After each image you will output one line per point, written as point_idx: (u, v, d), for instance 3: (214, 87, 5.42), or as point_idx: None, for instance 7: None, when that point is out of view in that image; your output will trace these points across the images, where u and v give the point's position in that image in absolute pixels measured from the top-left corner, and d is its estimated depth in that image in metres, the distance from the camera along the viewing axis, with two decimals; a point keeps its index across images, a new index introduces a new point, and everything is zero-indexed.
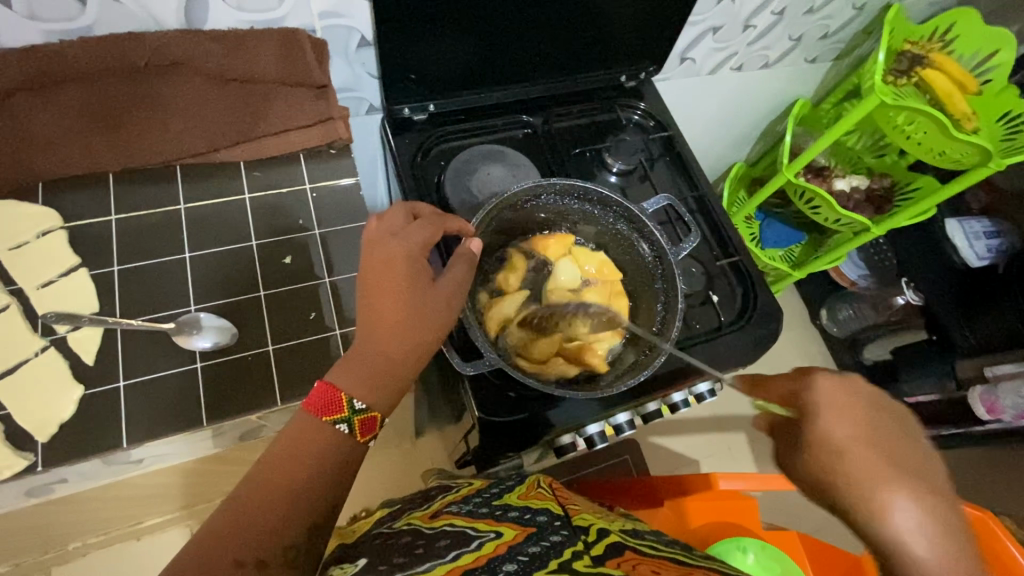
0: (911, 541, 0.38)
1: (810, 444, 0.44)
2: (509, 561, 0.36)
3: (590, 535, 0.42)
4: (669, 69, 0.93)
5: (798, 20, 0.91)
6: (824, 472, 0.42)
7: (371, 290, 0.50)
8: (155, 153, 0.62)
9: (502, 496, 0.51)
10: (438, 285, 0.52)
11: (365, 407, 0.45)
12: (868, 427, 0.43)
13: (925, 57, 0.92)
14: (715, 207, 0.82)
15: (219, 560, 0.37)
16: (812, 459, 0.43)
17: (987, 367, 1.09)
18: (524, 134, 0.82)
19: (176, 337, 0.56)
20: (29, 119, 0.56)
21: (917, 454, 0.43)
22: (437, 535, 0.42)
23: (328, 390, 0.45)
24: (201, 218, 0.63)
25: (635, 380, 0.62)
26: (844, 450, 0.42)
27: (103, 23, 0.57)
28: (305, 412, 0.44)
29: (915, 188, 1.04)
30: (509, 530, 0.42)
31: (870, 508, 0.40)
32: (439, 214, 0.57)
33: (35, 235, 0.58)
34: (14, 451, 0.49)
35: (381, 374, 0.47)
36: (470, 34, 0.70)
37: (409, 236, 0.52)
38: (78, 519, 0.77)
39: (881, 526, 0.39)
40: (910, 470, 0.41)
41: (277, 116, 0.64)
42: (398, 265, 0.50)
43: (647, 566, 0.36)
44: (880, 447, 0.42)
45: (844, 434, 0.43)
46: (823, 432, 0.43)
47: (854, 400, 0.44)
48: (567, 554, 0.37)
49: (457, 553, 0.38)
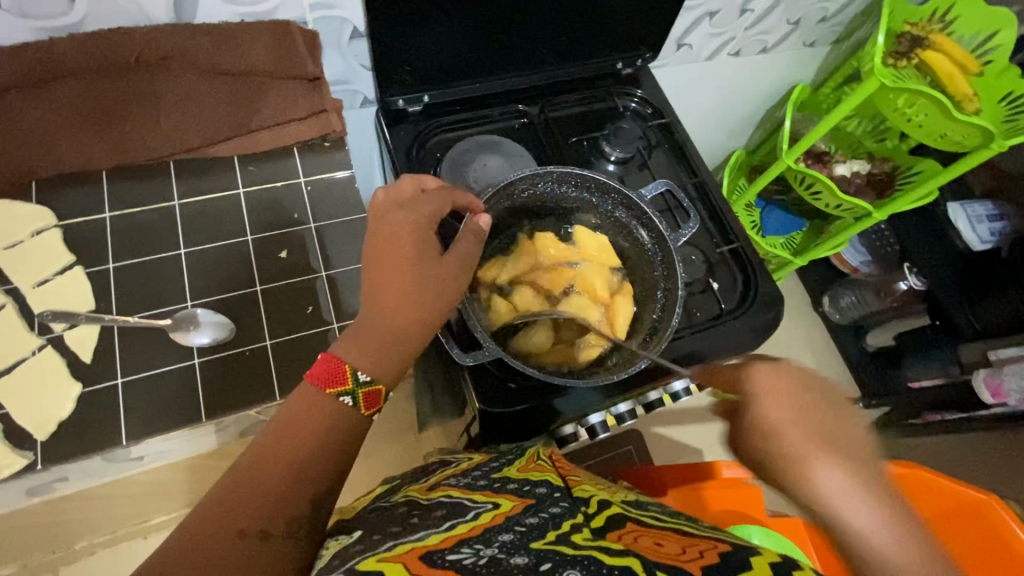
0: (837, 504, 0.39)
1: (750, 427, 0.44)
2: (505, 532, 0.35)
3: (591, 507, 0.42)
4: (666, 55, 0.92)
5: (795, 4, 0.90)
6: (763, 451, 0.43)
7: (377, 263, 0.50)
8: (148, 149, 0.61)
9: (502, 469, 0.50)
10: (446, 258, 0.52)
11: (369, 381, 0.45)
12: (805, 411, 0.43)
13: (926, 38, 0.91)
14: (714, 194, 0.81)
15: (220, 528, 0.36)
16: (749, 440, 0.44)
17: (990, 352, 1.07)
18: (520, 123, 0.82)
19: (173, 333, 0.55)
20: (21, 117, 0.56)
21: (851, 425, 0.43)
22: (433, 506, 0.41)
23: (332, 362, 0.45)
24: (196, 214, 0.62)
25: (635, 366, 0.62)
26: (776, 430, 0.43)
27: (93, 19, 0.57)
28: (310, 384, 0.44)
29: (917, 172, 1.03)
30: (507, 501, 0.42)
31: (801, 481, 0.41)
32: (448, 189, 0.57)
33: (30, 233, 0.57)
34: (12, 449, 0.49)
35: (382, 350, 0.47)
36: (464, 22, 0.69)
37: (418, 208, 0.52)
38: (80, 517, 0.77)
39: (815, 497, 0.40)
40: (837, 443, 0.42)
41: (270, 109, 0.64)
42: (404, 239, 0.50)
43: (649, 538, 0.36)
44: (811, 420, 0.43)
45: (780, 412, 0.43)
46: (758, 415, 0.44)
47: (792, 380, 0.45)
48: (566, 527, 0.37)
49: (453, 523, 0.37)
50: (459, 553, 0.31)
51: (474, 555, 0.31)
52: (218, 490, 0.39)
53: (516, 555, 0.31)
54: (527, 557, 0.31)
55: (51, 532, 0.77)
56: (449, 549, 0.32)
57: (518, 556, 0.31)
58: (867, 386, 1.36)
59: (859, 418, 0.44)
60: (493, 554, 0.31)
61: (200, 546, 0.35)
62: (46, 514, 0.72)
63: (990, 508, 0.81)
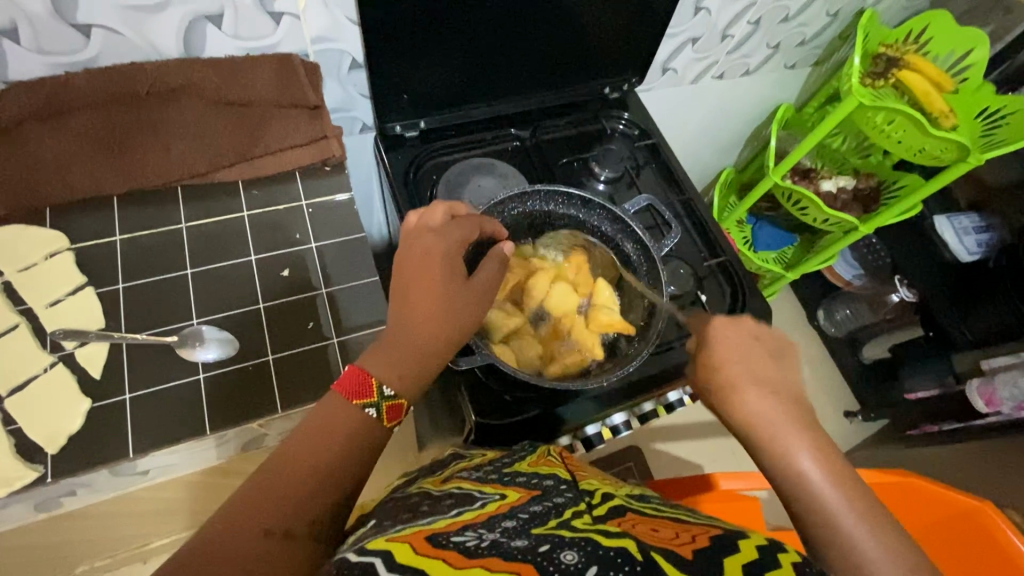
0: (767, 423, 0.47)
1: (702, 362, 0.54)
2: (509, 518, 0.37)
3: (595, 498, 0.44)
4: (651, 79, 0.96)
5: (774, 29, 0.94)
6: (709, 381, 0.52)
7: (406, 282, 0.52)
8: (157, 175, 0.64)
9: (513, 463, 0.52)
10: (470, 284, 0.54)
11: (393, 394, 0.47)
12: (747, 352, 0.52)
13: (900, 59, 0.95)
14: (701, 210, 0.84)
15: (247, 527, 0.37)
16: (702, 373, 0.54)
17: (983, 360, 1.10)
18: (512, 146, 0.85)
19: (180, 350, 0.58)
20: (38, 147, 0.60)
21: (783, 368, 0.52)
22: (444, 496, 0.43)
23: (360, 373, 0.46)
24: (201, 236, 0.65)
25: (623, 371, 0.65)
26: (720, 366, 0.52)
27: (107, 54, 0.61)
28: (338, 393, 0.46)
29: (901, 186, 1.07)
30: (514, 492, 0.43)
31: (739, 406, 0.49)
32: (477, 215, 0.60)
33: (43, 256, 0.60)
34: (25, 463, 0.51)
35: (414, 364, 0.49)
36: (457, 53, 0.73)
37: (448, 233, 0.55)
38: (85, 538, 0.78)
39: (751, 419, 0.48)
40: (769, 380, 0.50)
41: (273, 136, 0.67)
42: (436, 261, 0.52)
43: (646, 524, 0.38)
44: (751, 362, 0.52)
45: (727, 354, 0.53)
46: (709, 354, 0.54)
47: (739, 331, 0.54)
48: (568, 514, 0.38)
49: (459, 510, 0.39)
50: (464, 536, 0.33)
51: (478, 538, 0.33)
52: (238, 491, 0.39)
53: (518, 539, 0.33)
54: (527, 540, 0.33)
55: (56, 553, 0.78)
56: (454, 532, 0.34)
57: (519, 539, 0.33)
58: (864, 399, 1.37)
59: (791, 363, 0.53)
60: (495, 538, 0.33)
61: (223, 545, 0.35)
62: (51, 534, 0.73)
63: (983, 513, 0.81)
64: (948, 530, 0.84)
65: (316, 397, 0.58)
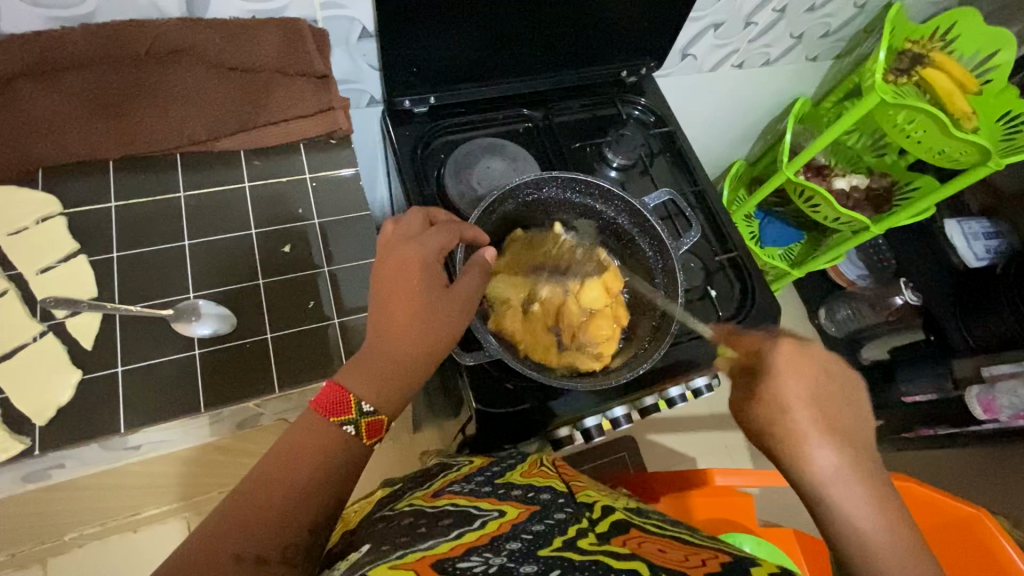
0: (827, 473, 0.44)
1: (778, 421, 0.47)
2: (513, 540, 0.36)
3: (595, 512, 0.43)
4: (669, 65, 0.94)
5: (798, 18, 0.92)
6: (769, 422, 0.47)
7: (386, 293, 0.50)
8: (154, 141, 0.62)
9: (505, 474, 0.51)
10: (451, 291, 0.52)
11: (373, 410, 0.45)
12: (818, 404, 0.47)
13: (926, 56, 0.92)
14: (713, 202, 0.82)
15: (218, 550, 0.36)
16: (759, 415, 0.48)
17: (983, 367, 1.08)
18: (524, 127, 0.82)
19: (175, 324, 0.56)
20: (31, 106, 0.57)
21: (858, 429, 0.47)
22: (441, 514, 0.41)
23: (338, 390, 0.45)
24: (200, 206, 0.63)
25: (633, 372, 0.63)
26: (789, 409, 0.47)
27: (106, 8, 0.58)
28: (314, 411, 0.44)
29: (914, 187, 1.05)
30: (514, 509, 0.42)
31: (796, 448, 0.45)
32: (455, 221, 0.57)
33: (34, 221, 0.58)
34: (10, 434, 0.49)
35: (391, 378, 0.47)
36: (472, 26, 0.70)
37: (423, 241, 0.52)
38: (73, 508, 0.77)
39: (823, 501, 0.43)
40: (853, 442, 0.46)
41: (277, 105, 0.65)
42: (413, 272, 0.50)
43: (653, 544, 0.36)
44: (825, 405, 0.47)
45: (793, 394, 0.47)
46: (775, 391, 0.48)
47: (816, 362, 0.49)
48: (572, 533, 0.37)
49: (461, 531, 0.37)
50: (470, 561, 0.32)
51: (484, 564, 0.31)
52: (227, 505, 0.38)
53: (525, 564, 0.32)
54: (536, 565, 0.31)
55: (41, 522, 0.77)
56: (460, 557, 0.32)
57: (528, 564, 0.31)
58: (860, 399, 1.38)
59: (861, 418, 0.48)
60: (503, 563, 0.32)
61: (197, 565, 0.34)
62: (38, 502, 0.72)
63: (978, 520, 0.80)
64: (937, 535, 0.84)
65: (313, 379, 0.56)
